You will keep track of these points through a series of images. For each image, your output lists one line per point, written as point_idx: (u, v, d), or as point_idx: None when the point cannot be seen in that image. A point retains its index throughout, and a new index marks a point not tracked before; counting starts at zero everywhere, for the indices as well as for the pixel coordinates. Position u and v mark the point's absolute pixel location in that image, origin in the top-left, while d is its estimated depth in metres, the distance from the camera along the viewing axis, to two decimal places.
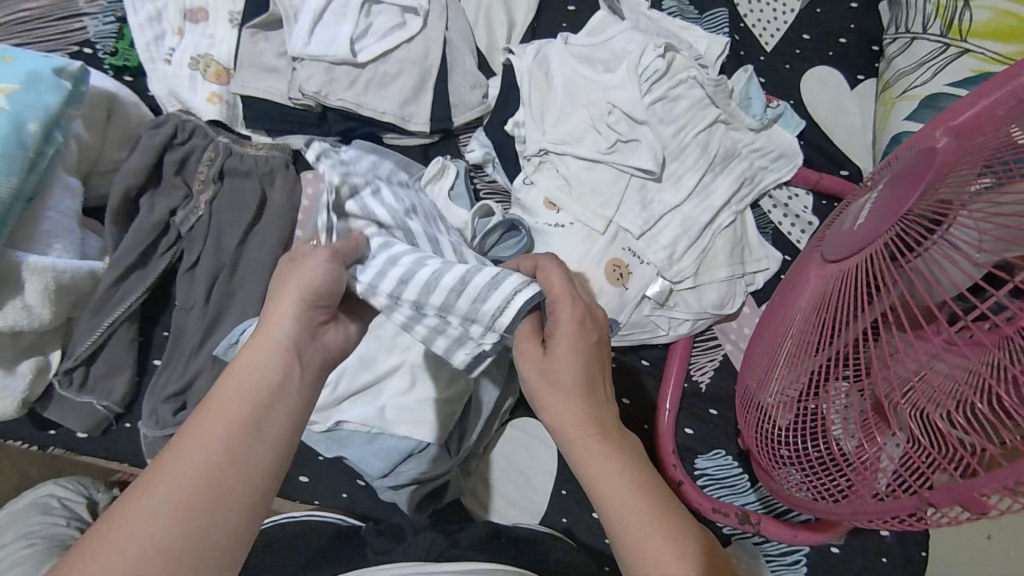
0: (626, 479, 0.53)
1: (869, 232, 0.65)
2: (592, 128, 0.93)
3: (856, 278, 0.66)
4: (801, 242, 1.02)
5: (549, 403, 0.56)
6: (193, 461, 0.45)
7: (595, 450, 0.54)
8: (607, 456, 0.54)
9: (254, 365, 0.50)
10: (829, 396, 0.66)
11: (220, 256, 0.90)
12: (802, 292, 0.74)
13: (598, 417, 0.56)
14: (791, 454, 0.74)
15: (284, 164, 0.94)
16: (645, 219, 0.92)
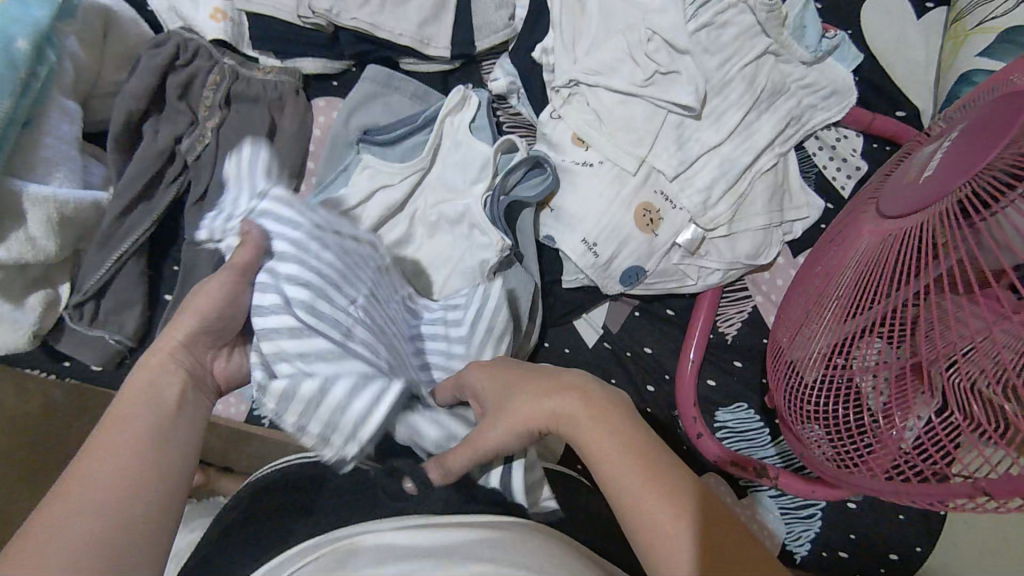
0: (613, 439, 0.52)
1: (926, 187, 0.59)
2: (628, 57, 0.84)
3: (910, 235, 0.61)
4: (845, 189, 0.95)
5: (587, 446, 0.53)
6: (102, 486, 0.46)
7: (635, 480, 0.50)
8: (599, 424, 0.53)
9: (139, 393, 0.54)
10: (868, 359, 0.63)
11: (229, 189, 0.85)
12: (843, 248, 0.69)
13: (573, 389, 0.55)
14: (816, 412, 0.71)
15: (294, 90, 0.88)
16: (680, 160, 0.85)
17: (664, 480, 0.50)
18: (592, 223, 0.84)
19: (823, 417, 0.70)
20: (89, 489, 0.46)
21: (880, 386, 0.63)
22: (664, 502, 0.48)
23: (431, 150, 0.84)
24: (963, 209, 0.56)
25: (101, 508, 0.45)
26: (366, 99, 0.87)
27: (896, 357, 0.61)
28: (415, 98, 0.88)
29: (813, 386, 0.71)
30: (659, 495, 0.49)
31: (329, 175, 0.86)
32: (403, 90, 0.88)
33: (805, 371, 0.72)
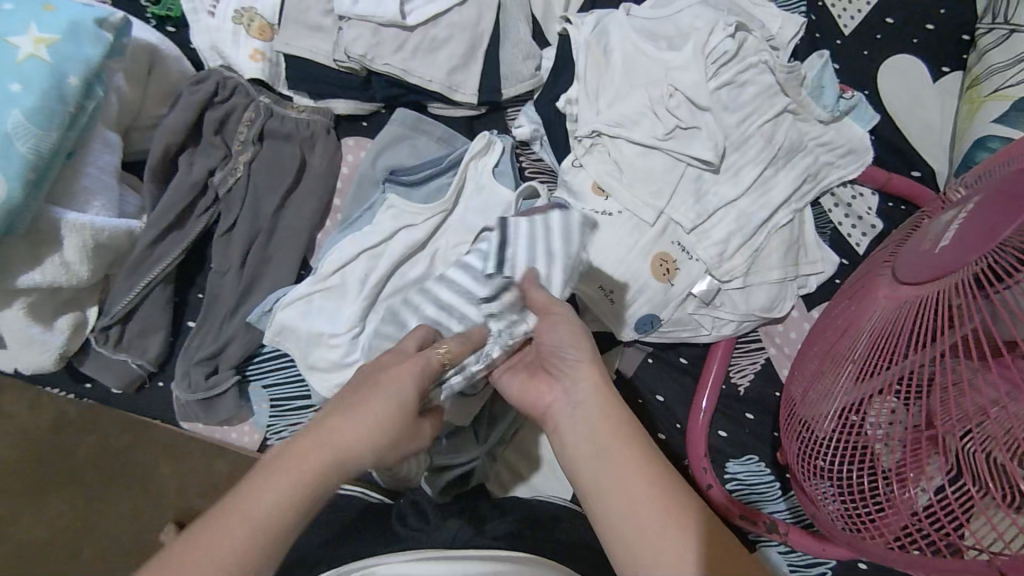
0: (641, 489, 0.56)
1: (942, 256, 0.59)
2: (650, 111, 0.87)
3: (927, 301, 0.62)
4: (860, 245, 0.97)
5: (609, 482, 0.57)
6: (259, 516, 0.50)
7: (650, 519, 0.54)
8: (606, 438, 0.58)
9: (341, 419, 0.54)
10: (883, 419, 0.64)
11: (257, 221, 0.88)
12: (859, 306, 0.70)
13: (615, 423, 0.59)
14: (828, 469, 0.71)
15: (325, 129, 0.91)
16: (698, 213, 0.87)
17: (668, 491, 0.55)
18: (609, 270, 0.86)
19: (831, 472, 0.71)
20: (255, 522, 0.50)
21: (894, 447, 0.63)
22: (664, 515, 0.54)
23: (454, 192, 0.86)
24: (979, 279, 0.57)
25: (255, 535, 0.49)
26: (395, 140, 0.90)
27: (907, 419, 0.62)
28: (439, 140, 0.91)
29: (825, 442, 0.71)
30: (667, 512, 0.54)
31: (354, 213, 0.88)
32: (430, 133, 0.91)
33: (818, 427, 0.72)
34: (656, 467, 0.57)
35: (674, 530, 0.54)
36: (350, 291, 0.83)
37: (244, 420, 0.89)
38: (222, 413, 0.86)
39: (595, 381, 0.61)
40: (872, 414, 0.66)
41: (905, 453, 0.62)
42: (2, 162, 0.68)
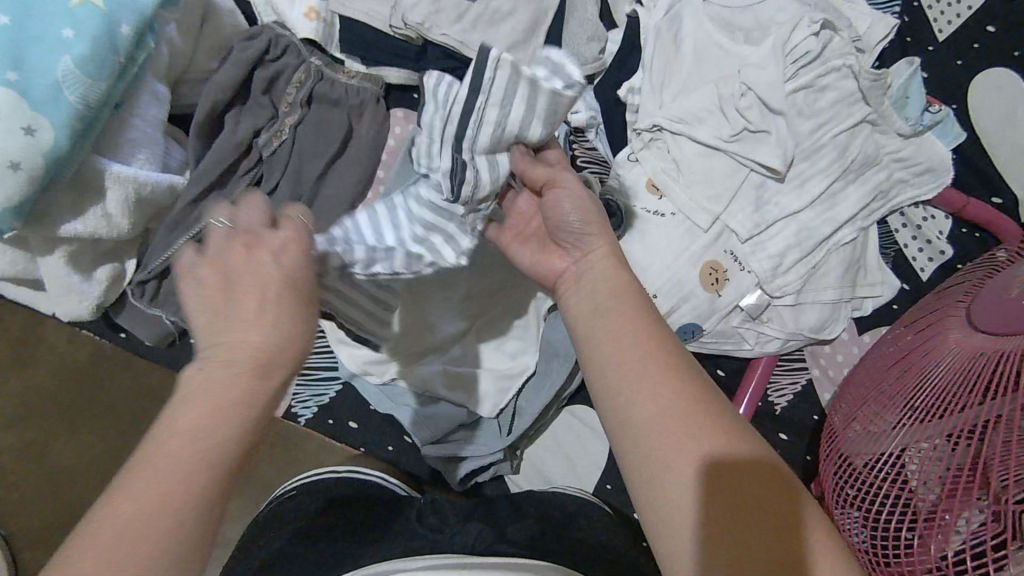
0: (673, 396, 0.46)
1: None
2: (717, 108, 0.82)
3: (1013, 355, 0.56)
4: (925, 271, 0.91)
5: (628, 390, 0.47)
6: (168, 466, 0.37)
7: (670, 404, 0.46)
8: (626, 340, 0.49)
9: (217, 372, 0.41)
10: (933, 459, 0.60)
11: (300, 185, 0.86)
12: (927, 343, 0.65)
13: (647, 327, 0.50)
14: (857, 501, 0.68)
15: (374, 98, 0.88)
16: (758, 223, 0.82)
17: (680, 399, 0.47)
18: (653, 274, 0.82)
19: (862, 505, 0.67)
20: (155, 470, 0.37)
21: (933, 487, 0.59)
22: (702, 424, 0.45)
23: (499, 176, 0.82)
24: None
25: (179, 471, 0.37)
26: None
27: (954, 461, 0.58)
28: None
29: (862, 473, 0.68)
30: (665, 417, 0.46)
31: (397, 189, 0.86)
32: None
33: (858, 458, 0.68)
34: (673, 363, 0.48)
35: (667, 402, 0.46)
36: None
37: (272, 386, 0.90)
38: None
39: (613, 278, 0.54)
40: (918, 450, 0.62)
41: (942, 496, 0.58)
42: (51, 109, 0.67)
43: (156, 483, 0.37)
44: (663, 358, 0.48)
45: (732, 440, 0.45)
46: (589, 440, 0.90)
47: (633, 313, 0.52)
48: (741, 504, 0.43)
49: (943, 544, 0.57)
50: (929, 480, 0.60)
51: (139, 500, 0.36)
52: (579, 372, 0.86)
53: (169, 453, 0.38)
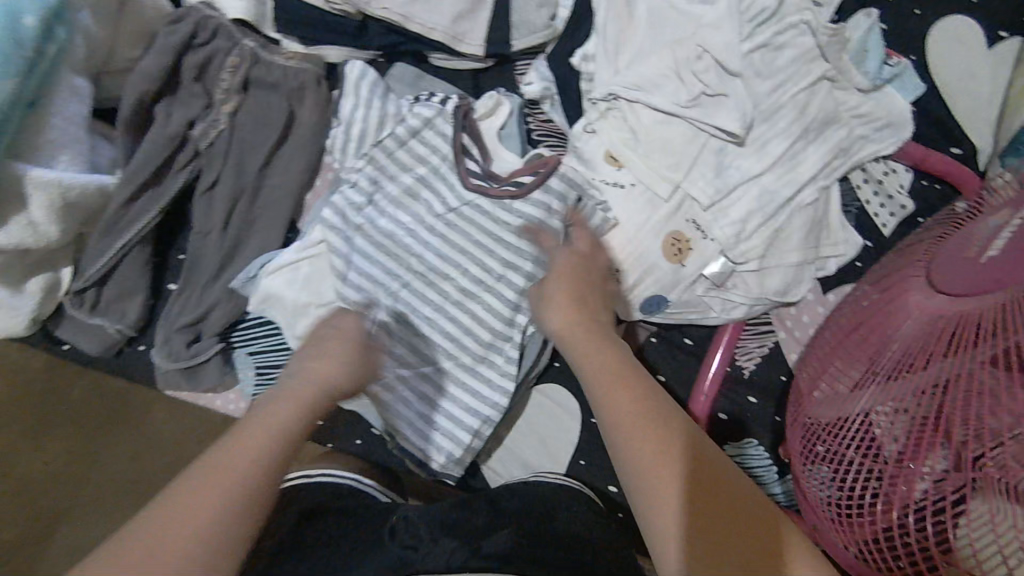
0: (656, 427, 0.56)
1: (982, 271, 0.56)
2: (673, 74, 0.79)
3: (967, 317, 0.57)
4: (886, 226, 0.90)
5: (619, 427, 0.56)
6: (223, 458, 0.50)
7: (655, 437, 0.55)
8: (617, 388, 0.59)
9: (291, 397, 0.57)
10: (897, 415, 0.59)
11: (242, 179, 0.83)
12: (886, 302, 0.66)
13: (631, 376, 0.60)
14: (822, 457, 0.67)
15: (315, 80, 0.82)
16: (718, 188, 0.80)
17: (661, 437, 0.55)
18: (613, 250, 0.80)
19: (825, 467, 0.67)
20: (212, 464, 0.50)
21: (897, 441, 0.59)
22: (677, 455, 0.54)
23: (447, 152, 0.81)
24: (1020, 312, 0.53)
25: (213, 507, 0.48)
26: (359, 104, 0.81)
27: (917, 415, 0.58)
28: (417, 100, 0.82)
29: (826, 430, 0.67)
30: (653, 453, 0.54)
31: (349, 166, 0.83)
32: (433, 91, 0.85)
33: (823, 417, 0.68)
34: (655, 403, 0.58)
35: (657, 440, 0.55)
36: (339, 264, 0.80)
37: (229, 388, 0.86)
38: (207, 381, 0.84)
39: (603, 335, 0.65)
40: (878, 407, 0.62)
41: (906, 449, 0.57)
42: None
43: (211, 475, 0.49)
44: (651, 406, 0.57)
45: (708, 465, 0.54)
46: (559, 418, 0.89)
47: (624, 371, 0.61)
48: (714, 512, 0.52)
49: (908, 501, 0.57)
50: (893, 437, 0.59)
51: (194, 503, 0.48)
52: (546, 352, 0.84)
53: (218, 460, 0.50)
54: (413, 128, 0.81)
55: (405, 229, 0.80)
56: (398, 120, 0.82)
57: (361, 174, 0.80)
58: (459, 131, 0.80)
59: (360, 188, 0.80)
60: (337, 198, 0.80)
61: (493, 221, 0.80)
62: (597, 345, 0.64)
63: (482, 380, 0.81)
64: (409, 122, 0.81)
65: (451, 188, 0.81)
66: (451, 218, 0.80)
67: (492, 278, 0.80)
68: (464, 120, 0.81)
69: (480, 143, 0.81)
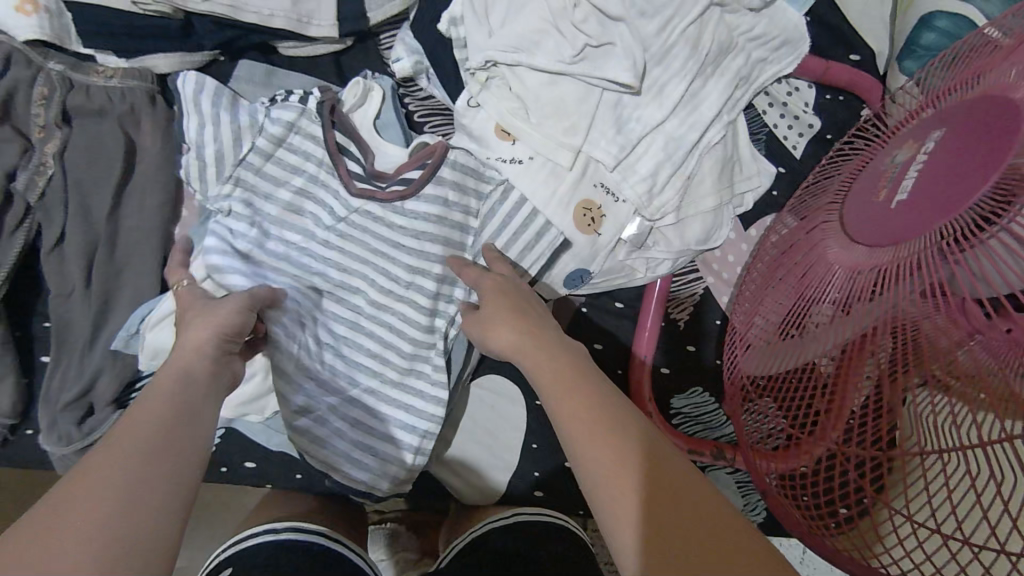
0: (599, 422, 0.50)
1: (892, 214, 0.52)
2: (552, 28, 0.71)
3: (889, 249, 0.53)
4: (797, 148, 0.88)
5: (563, 430, 0.51)
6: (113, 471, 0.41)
7: (598, 433, 0.49)
8: (553, 384, 0.53)
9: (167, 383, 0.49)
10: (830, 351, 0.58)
11: (92, 227, 0.71)
12: (816, 250, 0.63)
13: (569, 369, 0.54)
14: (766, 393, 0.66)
15: (148, 97, 0.71)
16: (621, 145, 0.75)
17: (618, 448, 0.48)
18: (517, 231, 0.75)
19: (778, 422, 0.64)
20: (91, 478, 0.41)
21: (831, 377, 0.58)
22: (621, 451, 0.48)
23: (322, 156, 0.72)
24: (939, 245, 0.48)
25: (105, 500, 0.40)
26: (203, 121, 0.70)
27: (856, 359, 0.55)
28: (273, 103, 0.72)
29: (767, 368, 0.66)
30: (610, 465, 0.48)
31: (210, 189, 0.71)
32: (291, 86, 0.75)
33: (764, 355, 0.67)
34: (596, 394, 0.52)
35: (604, 439, 0.48)
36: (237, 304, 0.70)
37: None
38: None
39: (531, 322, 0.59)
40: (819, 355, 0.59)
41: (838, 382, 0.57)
42: None
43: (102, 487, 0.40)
44: (608, 410, 0.50)
45: (665, 471, 0.47)
46: (505, 407, 0.87)
47: (567, 373, 0.54)
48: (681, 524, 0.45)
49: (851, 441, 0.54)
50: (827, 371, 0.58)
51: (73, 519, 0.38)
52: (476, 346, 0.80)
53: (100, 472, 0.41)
54: (275, 136, 0.71)
55: (296, 248, 0.72)
56: (256, 130, 0.71)
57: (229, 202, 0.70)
58: (330, 130, 0.71)
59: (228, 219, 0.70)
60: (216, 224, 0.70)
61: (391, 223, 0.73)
62: (539, 353, 0.56)
63: (414, 392, 0.75)
64: (269, 131, 0.71)
65: (335, 195, 0.72)
66: (343, 228, 0.73)
67: (403, 284, 0.74)
68: (333, 117, 0.72)
69: (357, 138, 0.73)
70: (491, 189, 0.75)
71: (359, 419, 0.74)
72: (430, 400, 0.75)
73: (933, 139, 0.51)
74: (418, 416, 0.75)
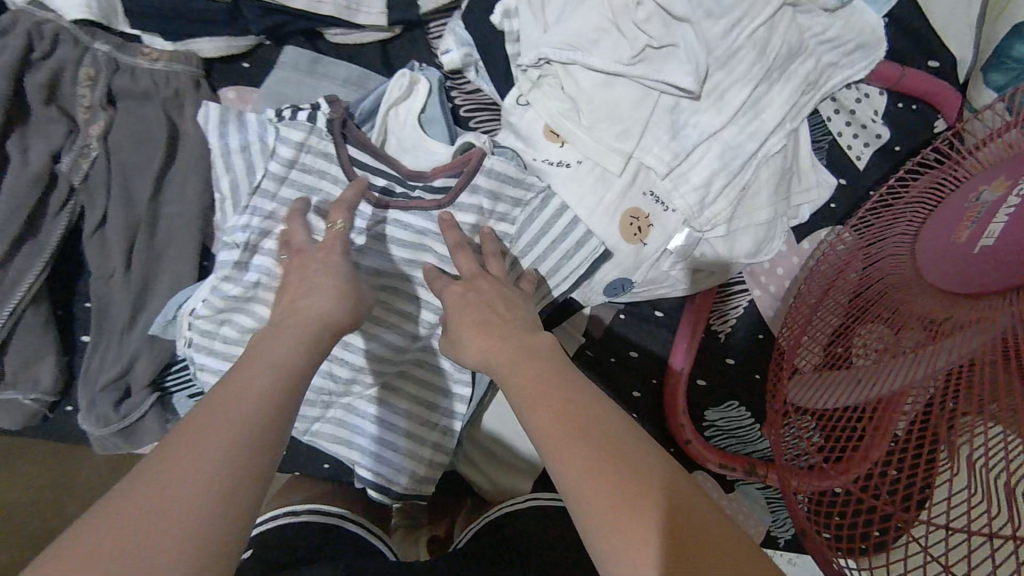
0: (596, 450, 0.42)
1: (973, 259, 0.47)
2: (612, 26, 0.68)
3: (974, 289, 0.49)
4: (861, 159, 0.82)
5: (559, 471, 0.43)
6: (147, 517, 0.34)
7: (592, 471, 0.41)
8: (552, 406, 0.46)
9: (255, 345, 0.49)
10: (886, 377, 0.55)
11: (134, 211, 0.71)
12: (897, 273, 0.59)
13: (572, 397, 0.47)
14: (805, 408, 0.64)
15: (193, 82, 0.69)
16: (675, 153, 0.71)
17: (626, 486, 0.40)
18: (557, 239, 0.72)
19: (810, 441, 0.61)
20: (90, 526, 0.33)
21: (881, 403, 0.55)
22: (622, 487, 0.40)
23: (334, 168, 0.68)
24: None
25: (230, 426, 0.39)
26: (218, 131, 0.69)
27: (915, 392, 0.52)
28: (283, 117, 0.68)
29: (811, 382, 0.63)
30: (616, 498, 0.40)
31: (235, 191, 0.70)
32: (334, 76, 0.72)
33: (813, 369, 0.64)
34: (608, 422, 0.45)
35: (605, 475, 0.41)
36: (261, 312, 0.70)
37: None
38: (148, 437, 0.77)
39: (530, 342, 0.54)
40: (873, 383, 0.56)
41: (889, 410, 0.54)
42: None
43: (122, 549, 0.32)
44: (609, 445, 0.42)
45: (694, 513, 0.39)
46: None
47: (559, 399, 0.47)
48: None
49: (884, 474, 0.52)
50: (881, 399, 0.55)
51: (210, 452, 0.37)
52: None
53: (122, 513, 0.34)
54: (288, 158, 0.67)
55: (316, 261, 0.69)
56: (267, 152, 0.67)
57: (250, 230, 0.68)
58: (342, 145, 0.68)
59: (242, 240, 0.68)
60: (235, 239, 0.68)
61: (417, 236, 0.70)
62: (530, 375, 0.50)
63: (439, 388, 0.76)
64: (281, 153, 0.67)
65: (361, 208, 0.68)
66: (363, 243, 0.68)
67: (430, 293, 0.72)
68: (344, 130, 0.68)
69: (373, 150, 0.69)
70: (532, 197, 0.70)
71: (379, 419, 0.76)
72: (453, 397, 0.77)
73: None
74: (443, 413, 0.77)
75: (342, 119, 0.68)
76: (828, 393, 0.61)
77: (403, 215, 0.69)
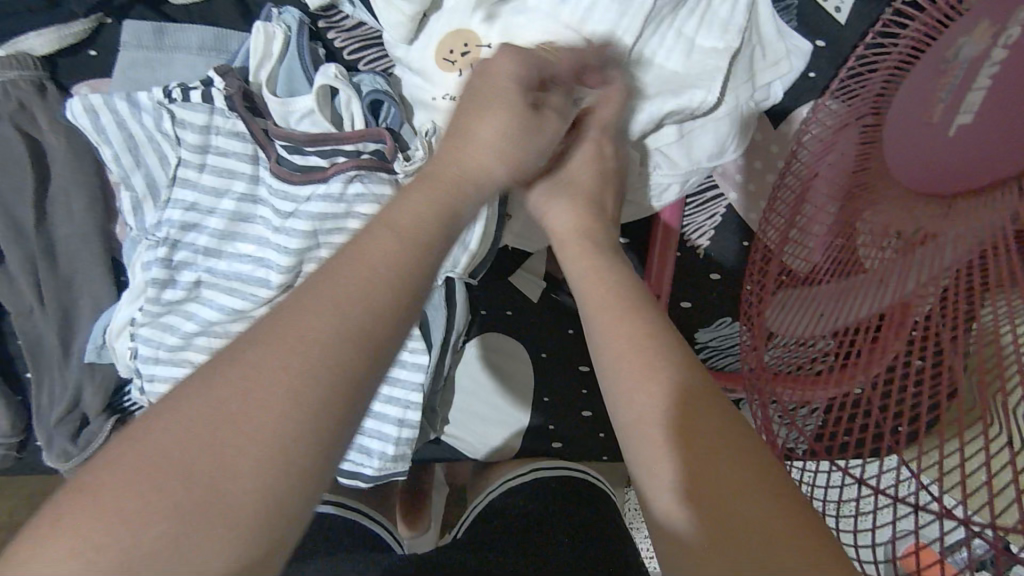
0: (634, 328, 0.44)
1: (943, 146, 0.37)
2: None
3: (955, 164, 0.37)
4: (842, 10, 0.64)
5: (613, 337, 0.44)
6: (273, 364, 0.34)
7: (631, 344, 0.43)
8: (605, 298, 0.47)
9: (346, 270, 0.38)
10: (873, 273, 0.45)
11: (24, 241, 0.65)
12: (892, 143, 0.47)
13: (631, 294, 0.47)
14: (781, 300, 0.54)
15: (33, 88, 0.63)
16: (594, 35, 0.59)
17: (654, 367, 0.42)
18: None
19: (808, 346, 0.50)
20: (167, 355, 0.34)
21: (861, 309, 0.45)
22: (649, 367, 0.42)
23: (240, 150, 0.63)
24: None
25: (284, 390, 0.33)
26: (110, 122, 0.61)
27: (894, 289, 0.41)
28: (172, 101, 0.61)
29: (803, 276, 0.53)
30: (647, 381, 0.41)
31: (134, 193, 0.64)
32: (187, 46, 0.64)
33: (801, 262, 0.54)
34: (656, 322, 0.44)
35: (653, 360, 0.42)
36: (186, 321, 0.64)
37: None
38: None
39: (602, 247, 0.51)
40: (876, 290, 0.43)
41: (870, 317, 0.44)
42: None
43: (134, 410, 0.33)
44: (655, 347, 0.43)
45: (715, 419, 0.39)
46: (510, 364, 0.79)
47: (627, 310, 0.45)
48: (725, 459, 0.37)
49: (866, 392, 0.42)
50: (863, 307, 0.45)
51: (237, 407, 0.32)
52: (457, 289, 0.70)
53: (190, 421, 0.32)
54: (197, 144, 0.62)
55: (233, 261, 0.64)
56: (171, 140, 0.62)
57: (170, 226, 0.63)
58: (251, 120, 0.61)
59: (163, 237, 0.63)
60: (149, 244, 0.63)
61: (324, 216, 0.60)
62: (608, 271, 0.49)
63: (395, 361, 0.69)
64: (186, 140, 0.62)
65: (270, 192, 0.63)
66: (282, 237, 0.62)
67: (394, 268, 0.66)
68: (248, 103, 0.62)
69: (265, 110, 0.62)
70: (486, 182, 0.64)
71: None
72: (410, 367, 0.69)
73: (1014, 28, 0.35)
74: (402, 387, 0.69)
75: (242, 92, 0.61)
76: (815, 288, 0.51)
77: (304, 192, 0.62)
